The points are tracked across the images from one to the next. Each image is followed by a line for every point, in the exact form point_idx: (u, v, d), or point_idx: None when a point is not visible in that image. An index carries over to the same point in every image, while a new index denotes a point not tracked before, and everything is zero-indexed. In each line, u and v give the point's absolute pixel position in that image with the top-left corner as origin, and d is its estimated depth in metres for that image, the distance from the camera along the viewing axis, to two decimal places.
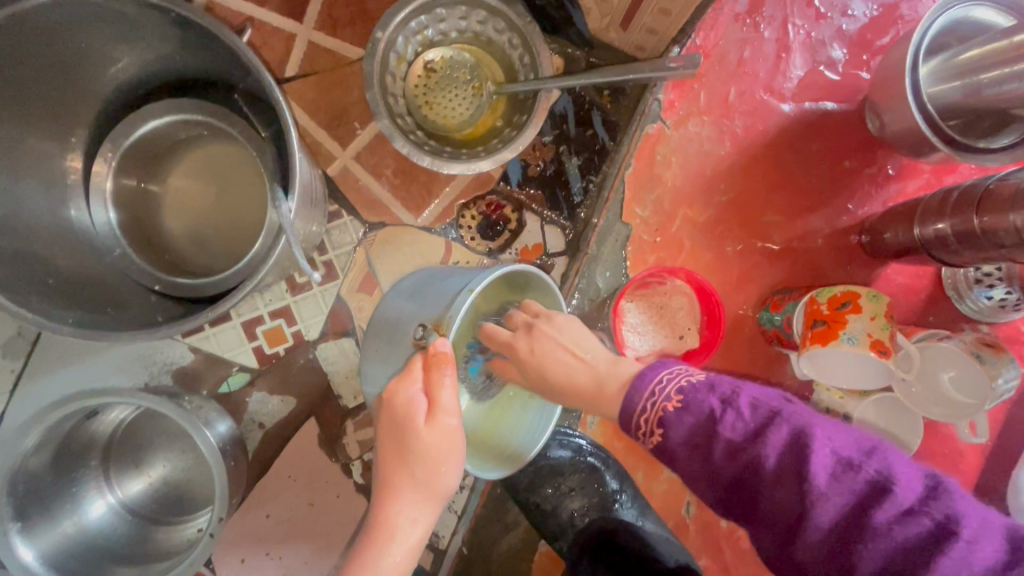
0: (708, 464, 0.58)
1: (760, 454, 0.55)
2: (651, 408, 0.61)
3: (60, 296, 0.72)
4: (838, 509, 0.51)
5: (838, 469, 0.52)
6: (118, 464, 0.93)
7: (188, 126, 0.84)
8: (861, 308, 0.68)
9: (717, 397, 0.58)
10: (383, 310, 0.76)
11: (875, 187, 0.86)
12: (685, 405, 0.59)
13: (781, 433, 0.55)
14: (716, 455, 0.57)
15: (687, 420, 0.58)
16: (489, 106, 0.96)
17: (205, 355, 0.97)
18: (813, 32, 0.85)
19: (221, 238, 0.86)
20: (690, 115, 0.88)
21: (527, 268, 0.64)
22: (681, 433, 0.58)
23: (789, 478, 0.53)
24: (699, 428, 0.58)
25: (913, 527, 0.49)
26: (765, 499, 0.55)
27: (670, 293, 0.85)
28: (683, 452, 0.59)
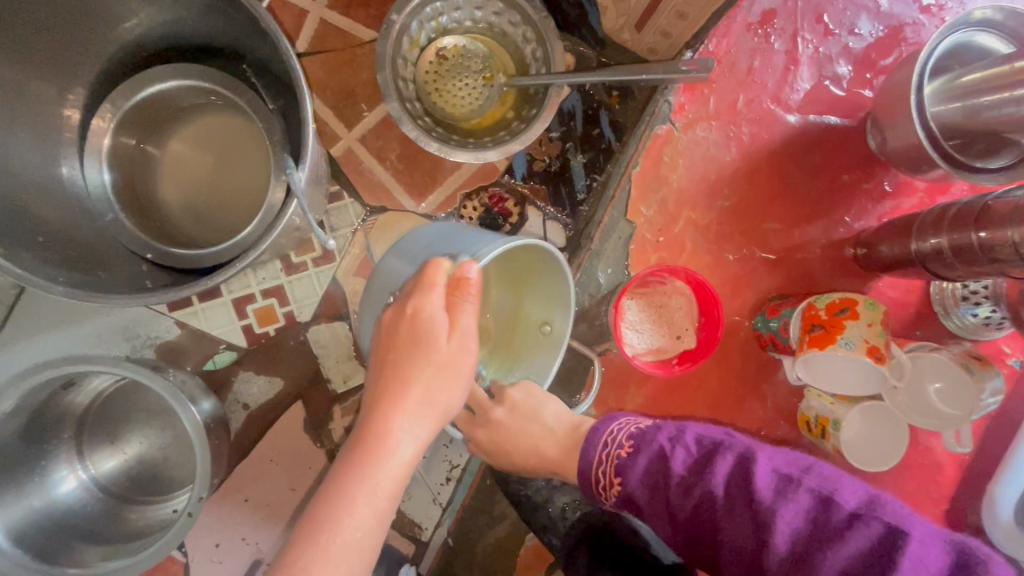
0: (668, 504, 0.67)
1: (701, 495, 0.64)
2: (606, 460, 0.72)
3: (45, 249, 0.69)
4: (730, 519, 0.61)
5: (778, 482, 0.61)
6: (91, 438, 0.90)
7: (196, 92, 0.82)
8: (859, 315, 0.69)
9: (666, 444, 0.70)
10: (387, 261, 0.71)
11: (871, 203, 0.88)
12: (632, 454, 0.70)
13: (681, 456, 0.68)
14: (671, 490, 0.66)
15: (639, 460, 0.69)
16: (499, 97, 0.96)
17: (192, 331, 0.94)
18: (821, 47, 0.88)
19: (220, 210, 0.84)
20: (697, 119, 0.89)
21: (543, 245, 0.62)
22: (630, 468, 0.69)
23: (732, 507, 0.61)
24: (648, 468, 0.69)
25: (868, 532, 0.55)
26: (725, 535, 0.62)
27: (669, 293, 0.86)
28: (638, 478, 0.69)
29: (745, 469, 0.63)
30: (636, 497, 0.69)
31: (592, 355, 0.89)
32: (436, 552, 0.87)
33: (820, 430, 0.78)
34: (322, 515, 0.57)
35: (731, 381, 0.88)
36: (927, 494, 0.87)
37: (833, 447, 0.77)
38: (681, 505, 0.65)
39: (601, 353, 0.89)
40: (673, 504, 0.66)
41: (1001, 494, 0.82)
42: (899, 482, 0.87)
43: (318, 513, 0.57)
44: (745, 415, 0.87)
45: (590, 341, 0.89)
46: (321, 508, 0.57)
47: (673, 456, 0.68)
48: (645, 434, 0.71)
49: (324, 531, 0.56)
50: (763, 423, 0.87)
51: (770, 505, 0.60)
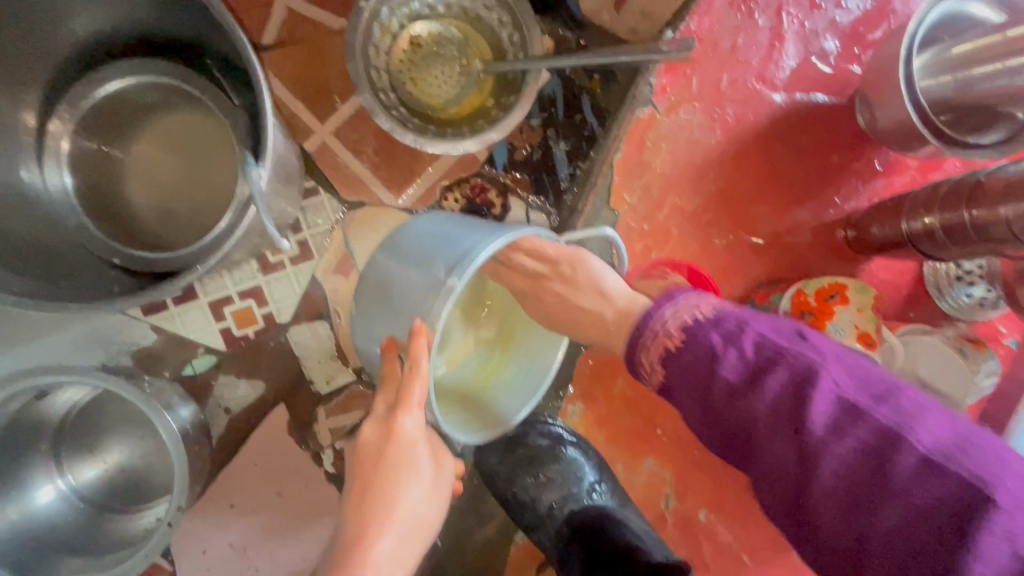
0: (708, 382, 0.57)
1: (757, 404, 0.54)
2: (653, 346, 0.60)
3: (4, 258, 0.66)
4: (805, 427, 0.52)
5: (842, 408, 0.52)
6: (69, 449, 0.88)
7: (158, 90, 0.79)
8: (848, 301, 0.68)
9: (744, 322, 0.58)
10: (402, 233, 0.69)
11: (862, 182, 0.86)
12: (691, 330, 0.59)
13: (754, 334, 0.57)
14: (719, 383, 0.56)
15: (707, 333, 0.57)
16: (476, 85, 0.92)
17: (169, 336, 0.92)
18: (807, 22, 0.84)
19: (189, 212, 0.81)
20: (680, 101, 0.86)
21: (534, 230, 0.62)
22: (692, 338, 0.58)
23: (766, 356, 0.56)
24: (699, 366, 0.58)
25: (934, 471, 0.47)
26: (763, 448, 0.54)
27: (671, 289, 0.80)
28: (712, 352, 0.57)
29: (800, 396, 0.53)
30: (696, 350, 0.58)
31: (579, 349, 0.87)
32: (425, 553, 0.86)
33: None
34: (401, 453, 0.58)
35: None
36: None
37: None
38: (748, 370, 0.55)
39: (589, 346, 0.87)
40: (716, 403, 0.56)
41: None
42: None
43: (387, 450, 0.58)
44: None
45: None
46: (397, 445, 0.58)
47: (724, 357, 0.57)
48: (701, 324, 0.59)
49: (402, 472, 0.58)
50: None
51: (829, 440, 0.51)
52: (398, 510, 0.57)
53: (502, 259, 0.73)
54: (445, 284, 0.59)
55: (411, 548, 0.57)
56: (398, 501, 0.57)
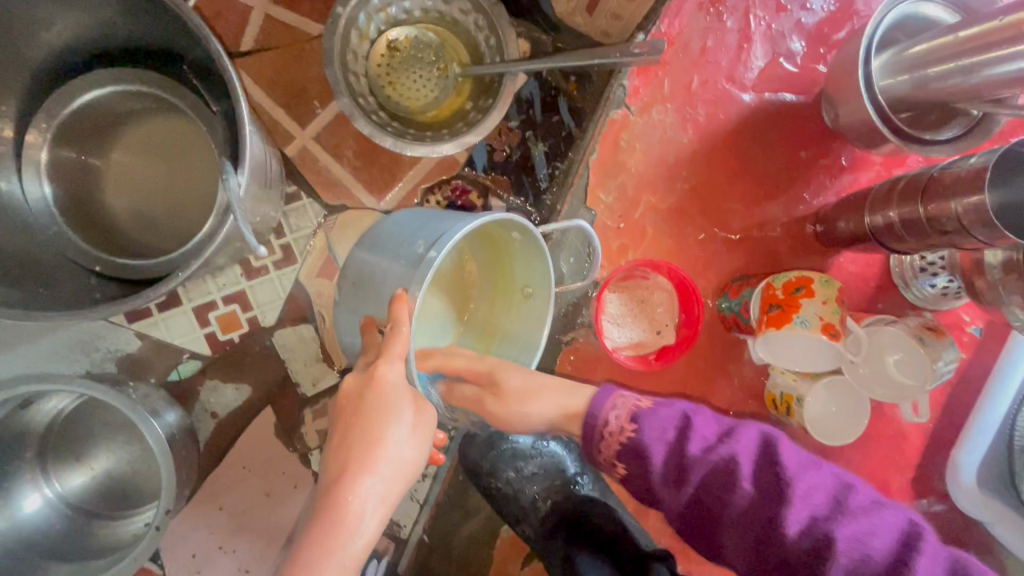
0: (683, 459, 0.64)
1: (729, 491, 0.61)
2: (611, 435, 0.68)
3: None
4: (733, 483, 0.61)
5: (798, 462, 0.61)
6: (55, 456, 0.88)
7: (137, 98, 0.80)
8: (814, 293, 0.70)
9: (678, 416, 0.67)
10: (380, 227, 0.73)
11: (830, 178, 0.88)
12: (641, 427, 0.66)
13: (697, 440, 0.64)
14: (682, 476, 0.64)
15: (660, 414, 0.67)
16: (454, 88, 0.94)
17: (153, 342, 0.93)
18: (773, 23, 0.87)
19: (170, 219, 0.82)
20: (653, 102, 0.88)
21: (519, 220, 0.62)
22: (643, 440, 0.66)
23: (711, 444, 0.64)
24: (666, 443, 0.65)
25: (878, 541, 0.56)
26: (731, 501, 0.61)
27: (651, 289, 0.85)
28: (657, 446, 0.65)
29: (769, 462, 0.62)
30: (639, 460, 0.66)
31: (560, 346, 0.89)
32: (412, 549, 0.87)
33: (785, 407, 0.79)
34: (381, 410, 0.60)
35: (699, 363, 0.88)
36: (894, 464, 0.89)
37: (798, 423, 0.78)
38: (676, 464, 0.64)
39: (570, 343, 0.88)
40: (686, 469, 0.64)
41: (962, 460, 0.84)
42: (866, 454, 0.88)
43: (369, 398, 0.61)
44: (714, 396, 0.88)
45: (557, 331, 0.89)
46: (377, 394, 0.61)
47: (691, 439, 0.65)
48: (647, 412, 0.67)
49: (382, 418, 0.60)
50: (731, 403, 0.88)
51: (792, 477, 0.60)
52: (380, 453, 0.60)
53: (489, 250, 0.76)
54: (421, 267, 0.60)
55: (396, 487, 0.60)
56: (382, 445, 0.60)
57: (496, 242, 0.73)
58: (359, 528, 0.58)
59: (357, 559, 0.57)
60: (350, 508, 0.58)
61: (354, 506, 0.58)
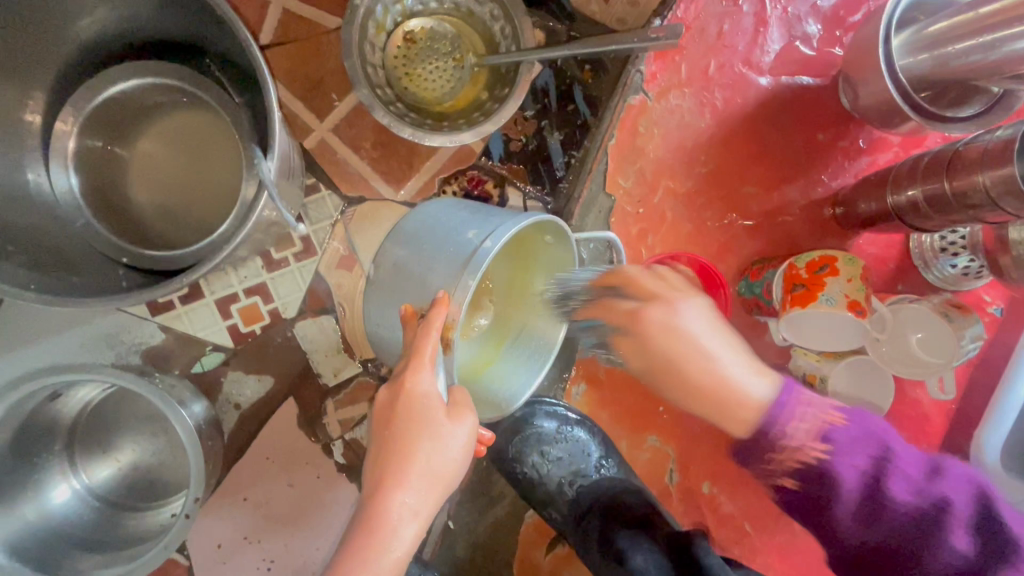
0: (870, 512, 0.62)
1: (900, 516, 0.61)
2: (809, 445, 0.64)
3: (16, 256, 0.68)
4: (917, 491, 0.62)
5: (942, 475, 0.63)
6: (83, 448, 0.89)
7: (162, 91, 0.81)
8: (838, 271, 0.70)
9: (820, 413, 0.64)
10: (408, 222, 0.70)
11: (848, 160, 0.88)
12: (835, 448, 0.63)
13: (852, 467, 0.62)
14: (865, 515, 0.62)
15: (850, 434, 0.63)
16: (471, 78, 0.95)
17: (177, 334, 0.94)
18: (789, 7, 0.87)
19: (194, 210, 0.82)
20: (670, 87, 0.88)
21: (560, 222, 0.64)
22: (779, 420, 0.65)
23: (878, 449, 0.63)
24: (829, 491, 0.63)
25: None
26: (932, 551, 0.60)
27: None
28: (803, 407, 0.66)
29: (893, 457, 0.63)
30: (832, 488, 0.63)
31: (580, 331, 0.89)
32: (437, 535, 0.88)
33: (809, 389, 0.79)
34: (412, 422, 0.60)
35: None
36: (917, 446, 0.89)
37: None
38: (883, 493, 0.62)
39: None
40: (879, 502, 0.62)
41: (987, 440, 0.84)
42: None
43: (400, 408, 0.61)
44: None
45: None
46: (409, 403, 0.61)
47: (860, 472, 0.62)
48: (836, 430, 0.64)
49: (417, 427, 0.60)
50: None
51: (943, 500, 0.62)
52: (416, 463, 0.60)
53: (513, 250, 0.77)
54: (473, 259, 0.60)
55: (432, 495, 0.61)
56: (416, 455, 0.60)
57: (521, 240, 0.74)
58: (396, 534, 0.59)
59: (394, 563, 0.58)
60: (388, 520, 0.59)
61: (389, 515, 0.59)
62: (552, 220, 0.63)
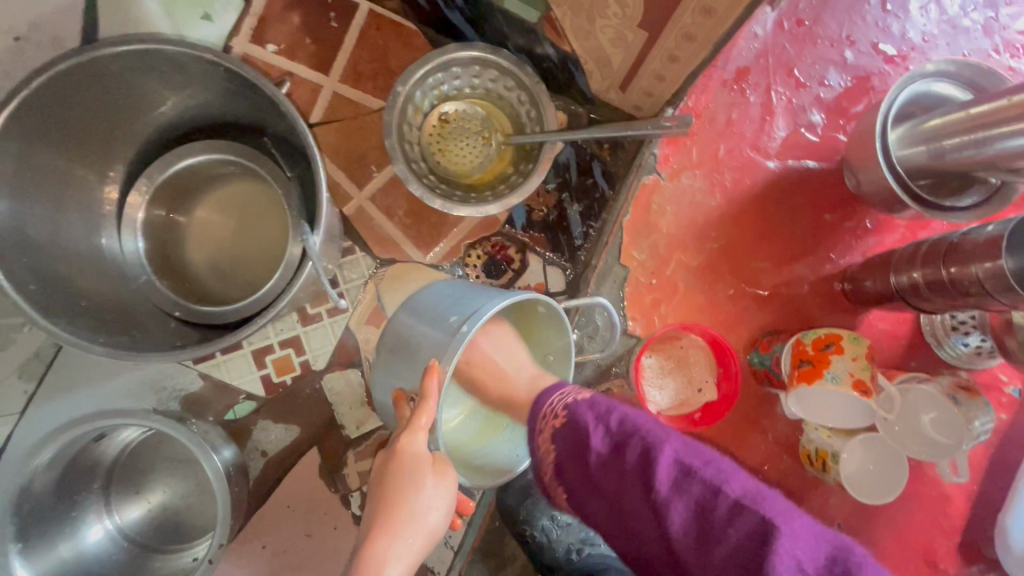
0: (586, 478, 0.63)
1: (623, 477, 0.60)
2: (545, 424, 0.67)
3: (80, 307, 0.76)
4: (706, 543, 0.55)
5: (678, 473, 0.58)
6: (118, 489, 0.94)
7: (223, 164, 0.90)
8: (844, 350, 0.72)
9: (602, 424, 0.63)
10: (421, 296, 0.79)
11: (855, 239, 0.92)
12: (568, 418, 0.65)
13: (602, 433, 0.62)
14: (589, 465, 0.62)
15: (582, 417, 0.64)
16: (498, 154, 1.04)
17: (214, 382, 1.00)
18: (794, 98, 0.93)
19: (245, 270, 0.91)
20: (683, 168, 0.94)
21: (543, 298, 0.67)
22: (563, 443, 0.65)
23: (642, 488, 0.58)
24: (570, 450, 0.64)
25: (739, 522, 0.53)
26: (642, 521, 0.59)
27: (687, 347, 0.89)
28: (563, 457, 0.65)
29: (646, 466, 0.59)
30: (567, 457, 0.64)
31: (595, 395, 0.92)
32: None
33: (820, 463, 0.80)
34: (404, 478, 0.63)
35: (735, 417, 0.89)
36: (938, 527, 0.87)
37: (835, 481, 0.79)
38: (696, 540, 0.55)
39: (604, 393, 0.92)
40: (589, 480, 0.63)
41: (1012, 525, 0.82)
42: (907, 515, 0.87)
43: (393, 466, 0.64)
44: (747, 450, 0.88)
45: (591, 381, 0.93)
46: (400, 462, 0.64)
47: (594, 438, 0.62)
48: (580, 409, 0.65)
49: (406, 484, 0.63)
50: (766, 458, 0.88)
51: (663, 494, 0.57)
52: (405, 515, 0.62)
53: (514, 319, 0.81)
54: (453, 340, 0.65)
55: (418, 548, 0.63)
56: (405, 509, 0.63)
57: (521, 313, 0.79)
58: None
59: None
60: (372, 566, 0.60)
61: (375, 564, 0.60)
62: (539, 297, 0.67)
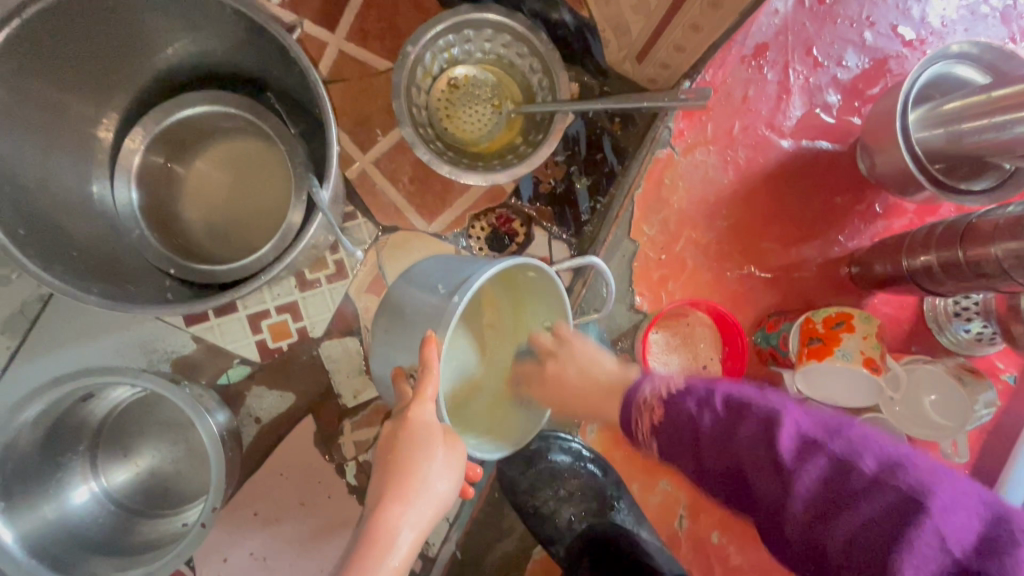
0: (698, 459, 0.57)
1: (734, 451, 0.54)
2: (645, 413, 0.62)
3: (70, 256, 0.72)
4: (834, 514, 0.47)
5: (800, 438, 0.51)
6: (105, 451, 0.91)
7: (227, 117, 0.86)
8: (854, 328, 0.72)
9: (703, 399, 0.58)
10: (418, 265, 0.75)
11: (864, 223, 0.92)
12: (665, 415, 0.60)
13: (711, 406, 0.57)
14: (696, 442, 0.57)
15: (678, 409, 0.59)
16: (507, 123, 1.02)
17: (208, 346, 0.97)
18: (811, 78, 0.92)
19: (241, 229, 0.87)
20: (696, 144, 0.93)
21: (536, 263, 0.64)
22: (664, 436, 0.60)
23: (762, 462, 0.52)
24: (682, 428, 0.59)
25: (871, 490, 0.46)
26: (755, 490, 0.52)
27: (693, 324, 0.88)
28: (691, 428, 0.58)
29: (766, 437, 0.53)
30: (668, 453, 0.60)
31: None
32: (445, 565, 0.88)
33: None
34: (414, 445, 0.61)
35: None
36: None
37: None
38: (812, 517, 0.48)
39: None
40: (698, 462, 0.57)
41: None
42: None
43: (403, 436, 0.61)
44: None
45: None
46: (411, 431, 0.61)
47: (701, 418, 0.58)
48: (681, 392, 0.60)
49: (416, 451, 0.61)
50: None
51: (787, 462, 0.50)
52: (415, 482, 0.60)
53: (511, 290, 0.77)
54: (448, 307, 0.62)
55: (427, 518, 0.60)
56: (414, 477, 0.60)
57: (516, 286, 0.75)
58: (393, 550, 0.57)
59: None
60: (383, 536, 0.58)
61: (385, 531, 0.58)
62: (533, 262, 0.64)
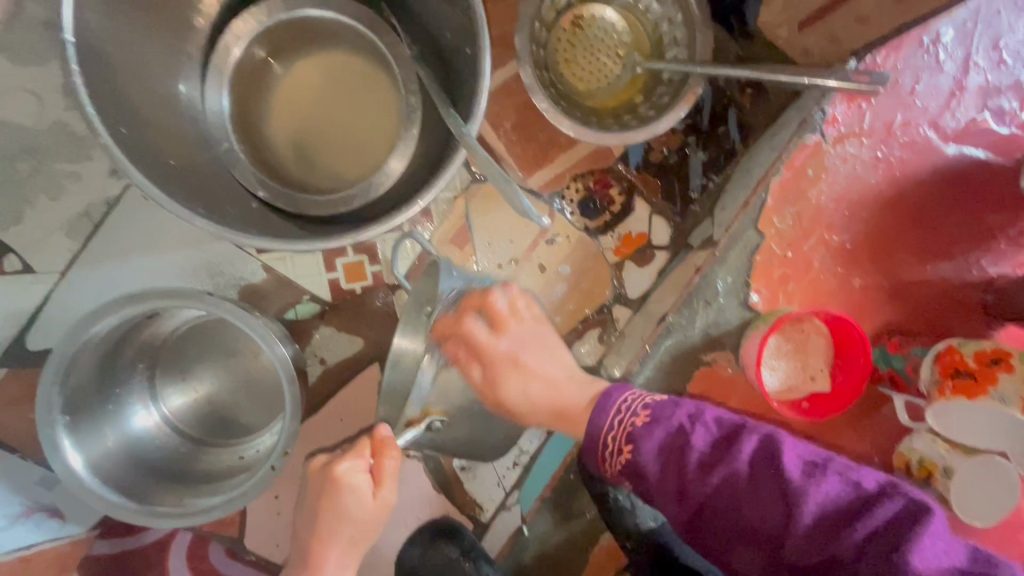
0: (682, 483, 0.63)
1: (737, 465, 0.62)
2: (620, 428, 0.66)
3: (162, 155, 0.65)
4: (841, 529, 0.57)
5: (807, 466, 0.61)
6: (164, 372, 0.86)
7: (338, 26, 0.76)
8: (1013, 369, 0.69)
9: (685, 415, 0.65)
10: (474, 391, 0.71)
11: (1012, 249, 0.83)
12: (652, 420, 0.65)
13: (702, 429, 0.64)
14: (688, 464, 0.63)
15: (655, 434, 0.65)
16: (629, 78, 0.90)
17: (277, 277, 0.90)
18: (991, 76, 0.82)
19: (328, 157, 0.78)
20: (849, 134, 0.82)
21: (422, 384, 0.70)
22: (646, 455, 0.64)
23: (768, 473, 0.61)
24: (672, 438, 0.64)
25: (875, 509, 0.57)
26: (749, 512, 0.60)
27: (807, 331, 0.82)
28: (653, 458, 0.64)
29: (768, 457, 0.62)
30: (668, 445, 0.64)
31: (695, 363, 0.86)
32: (506, 534, 0.88)
33: (924, 474, 0.76)
34: (337, 509, 0.70)
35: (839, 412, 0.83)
36: None
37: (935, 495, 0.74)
38: (821, 533, 0.57)
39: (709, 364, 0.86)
40: (688, 484, 0.62)
41: None
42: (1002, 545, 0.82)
43: (325, 497, 0.70)
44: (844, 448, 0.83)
45: (696, 348, 0.86)
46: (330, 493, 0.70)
47: (694, 434, 0.64)
48: (668, 407, 0.66)
49: (335, 511, 0.70)
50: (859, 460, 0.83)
51: (794, 485, 0.59)
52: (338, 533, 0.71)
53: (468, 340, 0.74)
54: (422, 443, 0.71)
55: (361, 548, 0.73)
56: (336, 529, 0.71)
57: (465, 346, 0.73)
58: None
59: None
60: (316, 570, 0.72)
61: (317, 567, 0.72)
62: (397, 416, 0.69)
